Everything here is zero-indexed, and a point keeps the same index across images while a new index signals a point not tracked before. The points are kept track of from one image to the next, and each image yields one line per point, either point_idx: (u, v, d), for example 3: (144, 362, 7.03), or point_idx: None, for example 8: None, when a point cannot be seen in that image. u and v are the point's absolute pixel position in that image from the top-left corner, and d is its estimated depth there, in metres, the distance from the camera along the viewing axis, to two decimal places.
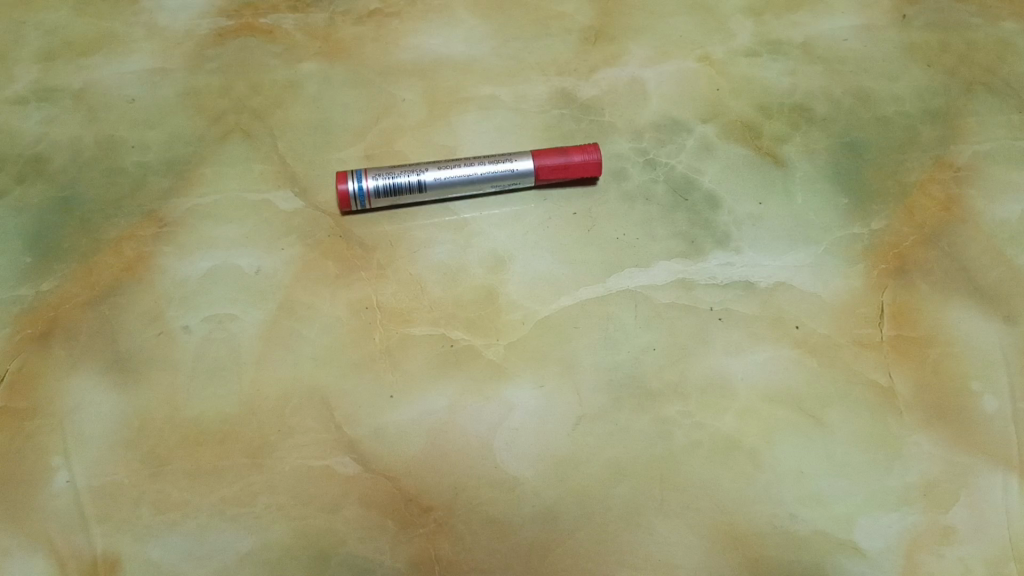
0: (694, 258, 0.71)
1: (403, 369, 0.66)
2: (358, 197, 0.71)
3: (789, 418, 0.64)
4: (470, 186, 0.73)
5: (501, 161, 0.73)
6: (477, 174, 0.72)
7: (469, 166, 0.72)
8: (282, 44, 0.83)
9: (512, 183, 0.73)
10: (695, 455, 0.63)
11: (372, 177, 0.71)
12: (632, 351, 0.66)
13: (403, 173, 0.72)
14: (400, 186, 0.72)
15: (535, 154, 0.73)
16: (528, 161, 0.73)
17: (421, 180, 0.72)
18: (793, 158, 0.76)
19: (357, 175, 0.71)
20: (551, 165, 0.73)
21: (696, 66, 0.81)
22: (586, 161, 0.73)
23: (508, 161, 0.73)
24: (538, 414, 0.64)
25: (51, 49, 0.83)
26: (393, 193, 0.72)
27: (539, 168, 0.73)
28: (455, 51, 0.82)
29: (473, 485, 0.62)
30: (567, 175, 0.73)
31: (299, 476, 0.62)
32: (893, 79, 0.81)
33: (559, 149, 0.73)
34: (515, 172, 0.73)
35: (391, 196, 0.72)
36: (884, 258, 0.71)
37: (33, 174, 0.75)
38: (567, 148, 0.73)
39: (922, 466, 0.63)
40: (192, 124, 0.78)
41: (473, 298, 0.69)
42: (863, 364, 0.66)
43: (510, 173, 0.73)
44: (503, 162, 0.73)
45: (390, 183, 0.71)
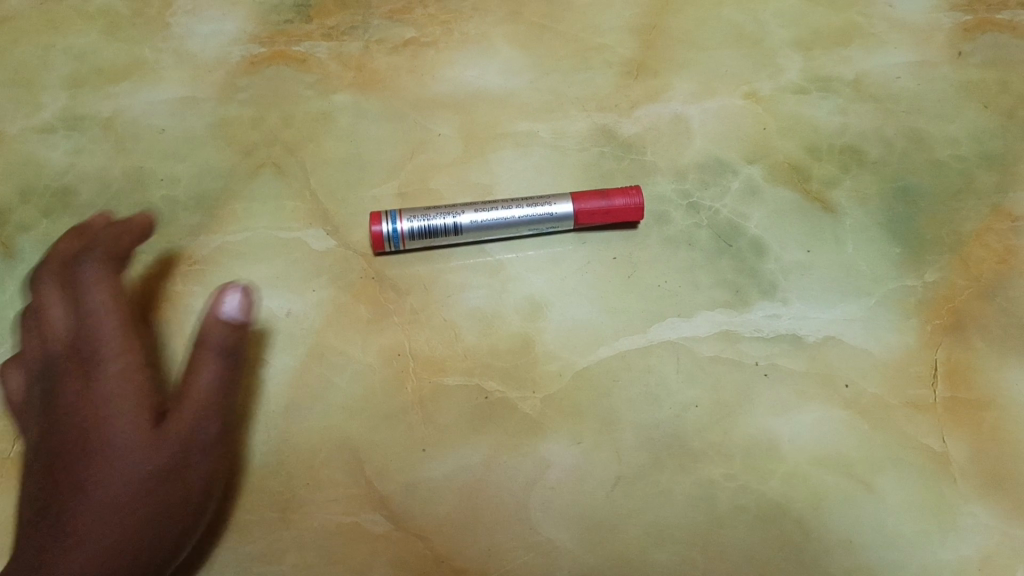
0: (739, 309, 0.68)
1: (436, 422, 0.64)
2: (391, 239, 0.69)
3: (838, 484, 0.61)
4: (507, 229, 0.70)
5: (540, 204, 0.70)
6: (515, 217, 0.70)
7: (507, 208, 0.70)
8: (315, 74, 0.81)
9: (550, 226, 0.71)
10: (739, 521, 0.60)
11: (406, 219, 0.69)
12: (673, 409, 0.64)
13: (439, 215, 0.69)
14: (436, 228, 0.69)
15: (575, 198, 0.71)
16: (568, 204, 0.70)
17: (458, 222, 0.69)
18: (844, 204, 0.73)
19: (390, 216, 0.69)
20: (592, 209, 0.70)
21: (742, 103, 0.78)
22: (628, 205, 0.70)
23: (547, 204, 0.70)
24: (576, 473, 0.62)
25: (79, 75, 0.81)
26: (427, 235, 0.69)
27: (579, 212, 0.70)
28: (493, 83, 0.80)
29: (507, 547, 0.60)
30: (608, 219, 0.70)
31: (328, 535, 0.61)
32: (948, 119, 0.77)
33: (600, 192, 0.71)
34: (554, 216, 0.70)
35: (426, 238, 0.69)
36: (938, 313, 0.68)
37: (61, 208, 0.74)
38: (608, 192, 0.70)
39: (978, 538, 0.60)
40: (223, 158, 0.76)
41: (509, 347, 0.67)
42: (916, 427, 0.63)
43: (549, 217, 0.70)
44: (542, 205, 0.70)
45: (426, 225, 0.69)
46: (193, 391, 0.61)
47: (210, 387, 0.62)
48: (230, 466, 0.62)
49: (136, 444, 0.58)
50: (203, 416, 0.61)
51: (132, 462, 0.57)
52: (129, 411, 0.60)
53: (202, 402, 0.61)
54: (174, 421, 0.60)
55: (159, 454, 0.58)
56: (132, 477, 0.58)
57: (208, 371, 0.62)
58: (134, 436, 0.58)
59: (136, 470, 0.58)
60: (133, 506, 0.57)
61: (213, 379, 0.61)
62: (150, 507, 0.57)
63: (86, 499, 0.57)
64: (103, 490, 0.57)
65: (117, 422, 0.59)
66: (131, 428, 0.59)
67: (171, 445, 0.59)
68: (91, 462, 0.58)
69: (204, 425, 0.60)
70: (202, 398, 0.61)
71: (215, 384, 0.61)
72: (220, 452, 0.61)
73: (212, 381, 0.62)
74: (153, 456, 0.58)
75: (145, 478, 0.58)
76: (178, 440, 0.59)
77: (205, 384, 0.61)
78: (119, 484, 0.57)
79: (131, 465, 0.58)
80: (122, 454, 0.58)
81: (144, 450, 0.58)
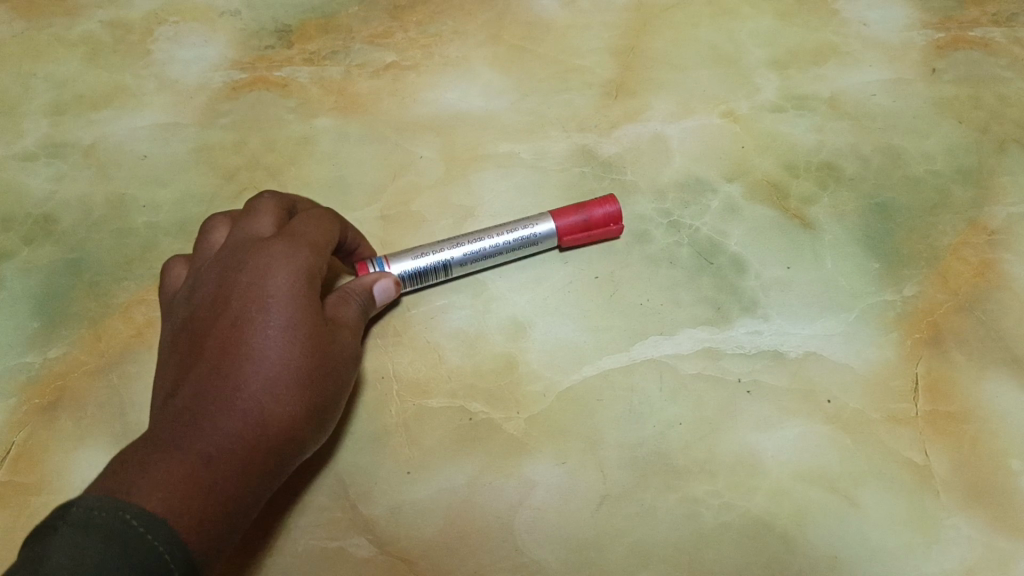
0: (720, 326, 0.68)
1: (420, 444, 0.64)
2: None
3: (822, 499, 0.62)
4: (493, 256, 0.71)
5: (520, 228, 0.71)
6: (500, 244, 0.70)
7: (491, 237, 0.70)
8: (297, 98, 0.81)
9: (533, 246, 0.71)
10: (724, 538, 0.60)
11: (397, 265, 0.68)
12: (657, 426, 0.64)
13: (427, 256, 0.69)
14: (427, 270, 0.69)
15: (553, 216, 0.71)
16: (548, 223, 0.71)
17: (448, 261, 0.69)
18: (822, 220, 0.74)
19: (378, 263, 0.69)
20: (573, 225, 0.71)
21: (720, 122, 0.79)
22: (606, 214, 0.71)
23: (528, 225, 0.71)
24: (561, 493, 0.62)
25: (60, 102, 0.81)
26: (419, 277, 0.69)
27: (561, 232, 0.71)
28: (473, 105, 0.81)
29: (493, 569, 0.59)
30: (590, 232, 0.71)
31: (311, 561, 0.60)
32: (923, 135, 0.79)
33: (577, 209, 0.72)
34: (538, 235, 0.71)
35: (418, 280, 0.69)
36: (917, 327, 0.68)
37: (42, 234, 0.74)
38: (585, 206, 0.71)
39: (963, 550, 0.60)
40: (205, 183, 0.76)
41: (492, 368, 0.67)
42: (898, 441, 0.64)
43: (532, 237, 0.71)
44: (522, 228, 0.71)
45: (417, 268, 0.69)
46: (341, 324, 0.62)
47: (361, 319, 0.64)
48: (325, 415, 0.62)
49: (278, 358, 0.57)
50: (343, 357, 0.61)
51: (281, 378, 0.56)
52: (291, 317, 0.58)
53: (344, 341, 0.62)
54: (321, 346, 0.59)
55: (297, 399, 0.57)
56: (275, 410, 0.56)
57: (353, 303, 0.65)
58: (270, 372, 0.57)
59: (281, 406, 0.56)
60: (280, 425, 0.56)
61: (353, 325, 0.63)
62: (279, 437, 0.56)
63: (231, 415, 0.55)
64: (256, 414, 0.55)
65: (270, 340, 0.57)
66: (297, 341, 0.58)
67: (314, 379, 0.59)
68: (239, 384, 0.56)
69: (343, 354, 0.61)
70: (348, 326, 0.63)
71: (355, 330, 0.64)
72: (336, 394, 0.61)
73: (360, 315, 0.65)
74: (293, 385, 0.57)
75: (282, 419, 0.56)
76: (322, 356, 0.59)
77: (356, 318, 0.64)
78: (256, 420, 0.55)
79: (278, 394, 0.56)
80: (281, 369, 0.57)
81: (286, 381, 0.57)
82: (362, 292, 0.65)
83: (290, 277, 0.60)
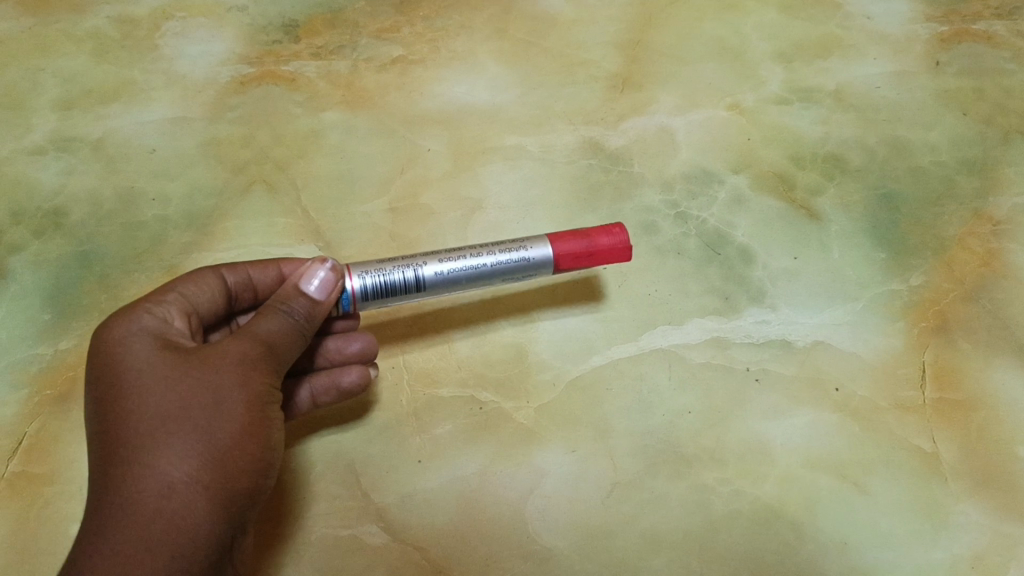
0: (728, 316, 0.69)
1: (431, 434, 0.64)
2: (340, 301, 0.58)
3: (831, 486, 0.62)
4: (477, 280, 0.59)
5: (513, 249, 0.60)
6: (487, 265, 0.59)
7: (476, 255, 0.59)
8: (304, 93, 0.82)
9: (526, 274, 0.60)
10: (734, 525, 0.61)
11: (357, 276, 0.58)
12: (666, 415, 0.65)
13: (397, 269, 0.58)
14: (395, 284, 0.58)
15: (551, 239, 0.60)
16: (545, 246, 0.60)
17: (419, 275, 0.58)
18: (828, 211, 0.74)
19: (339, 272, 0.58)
20: (573, 252, 0.60)
21: (726, 114, 0.79)
22: (613, 244, 0.60)
23: (520, 248, 0.60)
24: (571, 481, 0.62)
25: (69, 97, 0.82)
26: (384, 293, 0.58)
27: (559, 255, 0.60)
28: (480, 99, 0.81)
29: (505, 557, 0.60)
30: (591, 262, 0.60)
31: (325, 549, 0.60)
32: (927, 127, 0.79)
33: (579, 231, 0.60)
34: (530, 262, 0.60)
35: (380, 296, 0.59)
36: (924, 316, 0.69)
37: (52, 227, 0.74)
38: (589, 230, 0.60)
39: (971, 536, 0.60)
40: (214, 177, 0.77)
41: (502, 358, 0.67)
42: (906, 428, 0.64)
43: (525, 263, 0.59)
44: (515, 250, 0.60)
45: (382, 281, 0.58)
46: (227, 350, 0.51)
47: (274, 330, 0.53)
48: (267, 445, 0.52)
49: (149, 423, 0.48)
50: (244, 379, 0.51)
51: (174, 446, 0.48)
52: (154, 372, 0.50)
53: (236, 367, 0.51)
54: (206, 381, 0.50)
55: (194, 451, 0.48)
56: (170, 476, 0.47)
57: (271, 316, 0.54)
58: (144, 441, 0.48)
59: (176, 470, 0.47)
60: (185, 488, 0.47)
61: (248, 345, 0.52)
62: (185, 501, 0.47)
63: (118, 507, 0.46)
64: (145, 495, 0.47)
65: (130, 410, 0.48)
66: (164, 393, 0.49)
67: (212, 415, 0.49)
68: (121, 469, 0.47)
69: (243, 375, 0.51)
70: (238, 349, 0.51)
71: (247, 351, 0.52)
72: (261, 417, 0.51)
73: (270, 328, 0.53)
74: (180, 439, 0.48)
75: (182, 481, 0.47)
76: (214, 389, 0.49)
77: (265, 330, 0.53)
78: (148, 499, 0.47)
79: (164, 458, 0.47)
80: (159, 430, 0.48)
81: (174, 438, 0.48)
82: (291, 294, 0.56)
83: (145, 335, 0.52)
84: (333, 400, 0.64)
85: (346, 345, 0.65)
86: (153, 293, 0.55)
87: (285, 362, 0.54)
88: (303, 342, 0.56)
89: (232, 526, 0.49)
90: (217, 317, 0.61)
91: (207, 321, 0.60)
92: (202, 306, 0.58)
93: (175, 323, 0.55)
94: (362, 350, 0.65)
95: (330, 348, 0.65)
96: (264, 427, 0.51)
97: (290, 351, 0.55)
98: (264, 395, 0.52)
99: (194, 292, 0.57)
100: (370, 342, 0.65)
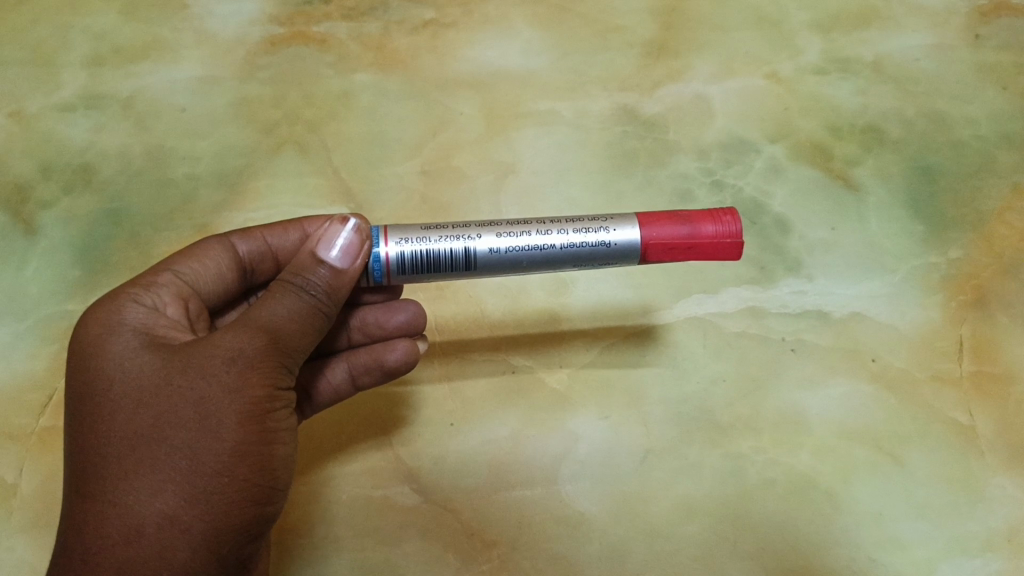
0: (764, 285, 0.68)
1: (463, 397, 0.64)
2: (373, 270, 0.52)
3: (867, 456, 0.61)
4: (542, 264, 0.52)
5: (594, 230, 0.51)
6: (556, 246, 0.51)
7: (544, 234, 0.51)
8: (335, 54, 0.80)
9: (604, 260, 0.52)
10: (769, 493, 0.60)
11: (394, 243, 0.52)
12: (701, 383, 0.64)
13: (444, 240, 0.51)
14: (439, 257, 0.52)
15: (645, 221, 0.51)
16: (634, 231, 0.51)
17: (469, 251, 0.51)
18: (866, 182, 0.73)
19: (371, 236, 0.52)
20: (668, 239, 0.51)
21: (763, 83, 0.78)
22: (720, 233, 0.50)
23: (602, 230, 0.51)
24: (605, 446, 0.62)
25: (98, 54, 0.81)
26: (427, 266, 0.52)
27: (651, 241, 0.51)
28: (514, 63, 0.80)
29: (538, 520, 0.59)
30: (691, 253, 0.51)
31: (358, 509, 0.60)
32: (967, 100, 0.78)
33: (680, 215, 0.51)
34: (611, 248, 0.51)
35: (417, 270, 0.52)
36: (962, 289, 0.68)
37: (82, 184, 0.74)
38: (691, 214, 0.51)
39: (1007, 509, 0.60)
40: (245, 136, 0.76)
41: (534, 323, 0.67)
42: (942, 401, 0.63)
43: (604, 247, 0.51)
44: (596, 231, 0.51)
45: (423, 252, 0.52)
46: (220, 349, 0.46)
47: (280, 315, 0.48)
48: (268, 462, 0.47)
49: (126, 446, 0.44)
50: (237, 387, 0.45)
51: (148, 472, 0.44)
52: (135, 380, 0.46)
53: (229, 372, 0.45)
54: (188, 395, 0.45)
55: (169, 482, 0.43)
56: (142, 512, 0.43)
57: (279, 298, 0.48)
58: (119, 467, 0.44)
59: (149, 504, 0.43)
60: (158, 525, 0.43)
61: (247, 340, 0.46)
62: (158, 540, 0.43)
63: (88, 544, 0.43)
64: (115, 531, 0.43)
65: (108, 427, 0.45)
66: (139, 414, 0.45)
67: (194, 437, 0.44)
68: (93, 500, 0.44)
69: (236, 383, 0.45)
70: (233, 345, 0.46)
71: (244, 348, 0.46)
72: (259, 430, 0.46)
73: (276, 313, 0.48)
74: (155, 467, 0.44)
75: (154, 517, 0.43)
76: (199, 405, 0.45)
77: (269, 317, 0.48)
78: (118, 536, 0.43)
79: (138, 488, 0.43)
80: (134, 455, 0.44)
81: (149, 466, 0.44)
82: (308, 264, 0.50)
83: (130, 331, 0.48)
84: (376, 380, 0.60)
85: (387, 318, 0.61)
86: (147, 276, 0.53)
87: (299, 350, 0.49)
88: (325, 320, 0.50)
89: (222, 561, 0.45)
90: (232, 287, 0.58)
91: (221, 294, 0.57)
92: (206, 283, 0.56)
93: (169, 311, 0.52)
94: (405, 324, 0.62)
95: (370, 321, 0.61)
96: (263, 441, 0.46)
97: (304, 336, 0.49)
98: (265, 402, 0.46)
99: (194, 270, 0.55)
100: (416, 312, 0.62)
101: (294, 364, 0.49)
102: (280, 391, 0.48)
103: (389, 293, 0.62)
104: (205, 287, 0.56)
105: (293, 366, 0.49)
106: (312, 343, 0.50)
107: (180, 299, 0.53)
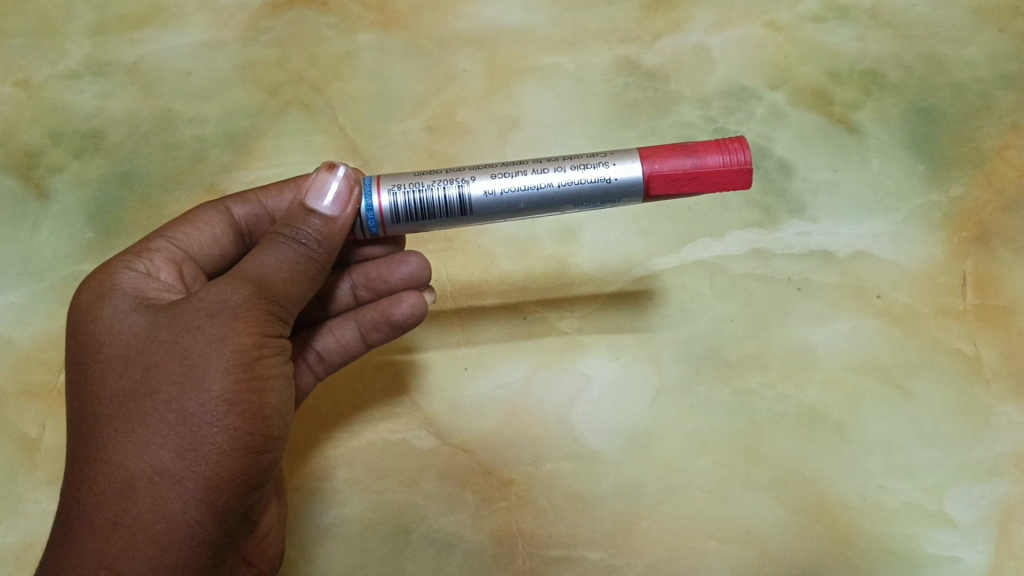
0: (769, 228, 0.69)
1: (477, 342, 0.65)
2: (367, 222, 0.53)
3: (875, 389, 0.63)
4: (540, 204, 0.52)
5: (593, 166, 0.51)
6: (553, 185, 0.51)
7: (541, 173, 0.51)
8: (335, 16, 0.80)
9: (606, 198, 0.51)
10: (779, 427, 0.61)
11: (387, 191, 0.52)
12: (710, 323, 0.65)
13: (438, 184, 0.52)
14: (433, 203, 0.52)
15: (646, 155, 0.51)
16: (635, 165, 0.50)
17: (464, 194, 0.51)
18: (867, 125, 0.74)
19: (364, 185, 0.52)
20: (670, 171, 0.50)
21: (763, 32, 0.79)
22: (727, 164, 0.49)
23: (601, 166, 0.51)
24: (617, 385, 0.63)
25: (101, 21, 0.81)
26: (422, 213, 0.53)
27: (652, 175, 0.50)
28: (513, 19, 0.80)
29: (553, 458, 0.61)
30: (697, 185, 0.50)
31: (376, 452, 0.62)
32: (965, 43, 0.78)
33: (684, 148, 0.50)
34: (611, 183, 0.51)
35: (413, 217, 0.53)
36: (964, 226, 0.69)
37: (91, 149, 0.75)
38: (696, 145, 0.50)
39: (1013, 436, 0.61)
40: (250, 98, 0.77)
41: (543, 271, 0.67)
42: (947, 333, 0.64)
43: (604, 183, 0.51)
44: (594, 167, 0.51)
45: (417, 199, 0.52)
46: (207, 302, 0.47)
47: (267, 267, 0.49)
48: (260, 411, 0.46)
49: (115, 404, 0.45)
50: (223, 336, 0.46)
51: (138, 427, 0.44)
52: (126, 340, 0.47)
53: (215, 322, 0.46)
54: (175, 349, 0.45)
55: (159, 434, 0.44)
56: (134, 465, 0.43)
57: (268, 250, 0.49)
58: (111, 424, 0.44)
59: (139, 458, 0.43)
60: (149, 477, 0.43)
61: (233, 292, 0.47)
62: (149, 492, 0.43)
63: (85, 502, 0.43)
64: (109, 487, 0.43)
65: (101, 388, 0.46)
66: (129, 371, 0.45)
67: (182, 388, 0.44)
68: (87, 460, 0.44)
69: (221, 333, 0.46)
70: (220, 297, 0.47)
71: (229, 299, 0.47)
72: (249, 379, 0.46)
73: (264, 265, 0.49)
74: (144, 420, 0.44)
75: (145, 470, 0.43)
76: (186, 357, 0.45)
77: (257, 269, 0.48)
78: (112, 491, 0.43)
79: (128, 443, 0.44)
80: (124, 411, 0.44)
81: (139, 419, 0.44)
82: (297, 216, 0.50)
83: (121, 295, 0.49)
84: (386, 336, 0.60)
85: (391, 272, 0.61)
86: (140, 243, 0.54)
87: (289, 301, 0.49)
88: (319, 270, 0.51)
89: (218, 511, 0.45)
90: (233, 252, 0.59)
91: (217, 258, 0.58)
92: (202, 246, 0.57)
93: (162, 275, 0.53)
94: (410, 276, 0.61)
95: (373, 275, 0.61)
96: (254, 391, 0.46)
97: (296, 287, 0.49)
98: (253, 350, 0.46)
99: (188, 235, 0.56)
100: (422, 262, 0.61)
101: (287, 316, 0.50)
102: (271, 341, 0.48)
103: (392, 245, 0.61)
104: (200, 250, 0.57)
105: (286, 318, 0.49)
106: (307, 295, 0.51)
107: (174, 264, 0.55)
